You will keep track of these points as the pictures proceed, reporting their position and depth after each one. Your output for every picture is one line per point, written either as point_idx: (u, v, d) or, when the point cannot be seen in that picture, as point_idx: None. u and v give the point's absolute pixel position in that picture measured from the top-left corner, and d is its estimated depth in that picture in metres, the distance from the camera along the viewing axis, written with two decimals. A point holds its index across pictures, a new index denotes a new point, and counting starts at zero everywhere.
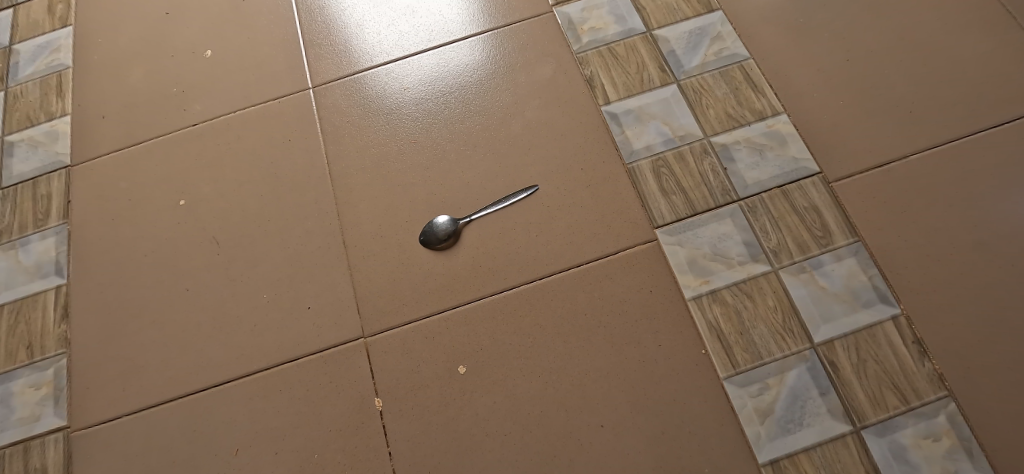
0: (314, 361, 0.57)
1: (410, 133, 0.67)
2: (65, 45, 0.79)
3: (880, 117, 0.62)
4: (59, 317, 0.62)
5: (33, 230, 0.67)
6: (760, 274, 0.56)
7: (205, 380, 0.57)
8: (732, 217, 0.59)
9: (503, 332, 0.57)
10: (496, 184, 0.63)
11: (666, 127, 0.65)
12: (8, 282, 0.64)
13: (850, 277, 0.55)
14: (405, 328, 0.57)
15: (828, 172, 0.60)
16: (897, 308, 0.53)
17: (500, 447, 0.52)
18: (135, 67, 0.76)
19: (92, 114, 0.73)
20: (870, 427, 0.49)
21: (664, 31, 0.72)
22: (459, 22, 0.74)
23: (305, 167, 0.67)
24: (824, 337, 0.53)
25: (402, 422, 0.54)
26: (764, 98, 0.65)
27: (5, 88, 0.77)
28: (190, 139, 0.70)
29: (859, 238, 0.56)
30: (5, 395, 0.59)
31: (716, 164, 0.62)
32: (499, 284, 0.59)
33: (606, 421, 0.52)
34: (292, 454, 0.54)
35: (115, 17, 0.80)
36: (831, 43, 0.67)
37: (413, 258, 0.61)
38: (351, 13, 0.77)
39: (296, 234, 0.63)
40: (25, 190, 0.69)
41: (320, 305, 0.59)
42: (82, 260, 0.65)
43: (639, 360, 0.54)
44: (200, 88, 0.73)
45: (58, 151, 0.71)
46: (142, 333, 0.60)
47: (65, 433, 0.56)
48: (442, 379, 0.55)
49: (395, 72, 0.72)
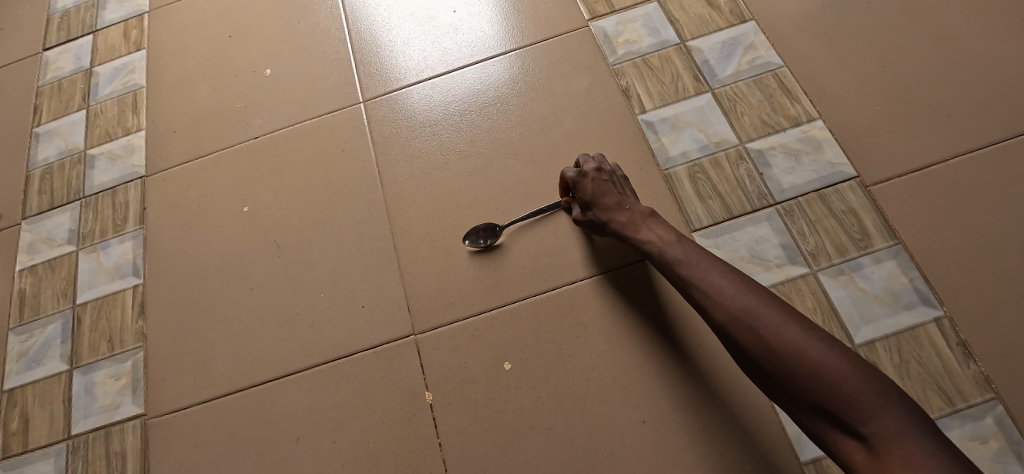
0: (368, 357, 0.60)
1: (455, 142, 0.71)
2: (139, 66, 0.86)
3: (918, 121, 0.62)
4: (137, 314, 0.67)
5: (113, 235, 0.73)
6: (799, 276, 0.57)
7: (267, 374, 0.61)
8: (769, 220, 0.61)
9: (546, 330, 0.59)
10: (537, 190, 0.66)
11: (702, 134, 0.67)
12: (90, 282, 0.70)
13: (890, 279, 0.55)
14: (454, 326, 0.61)
15: (865, 175, 0.61)
16: (940, 310, 0.53)
17: (544, 440, 0.54)
18: (202, 86, 0.82)
19: (165, 130, 0.80)
20: None
21: (697, 41, 0.74)
22: (499, 38, 0.78)
23: (357, 176, 0.71)
24: (865, 338, 0.53)
25: (452, 415, 0.57)
26: (798, 104, 0.67)
27: (87, 107, 0.84)
28: (251, 151, 0.76)
29: (899, 240, 0.57)
30: (88, 385, 0.64)
31: (752, 169, 0.64)
32: (542, 286, 0.61)
33: (649, 417, 0.54)
34: (349, 444, 0.57)
35: (184, 41, 0.87)
36: (866, 50, 0.68)
37: (459, 259, 0.64)
38: (397, 32, 0.81)
39: (350, 237, 0.67)
40: (105, 198, 0.75)
41: (373, 304, 0.63)
42: (157, 262, 0.70)
43: (679, 358, 0.56)
44: (261, 104, 0.79)
45: (134, 163, 0.78)
46: (210, 329, 0.65)
47: (142, 420, 0.61)
48: (488, 374, 0.58)
49: (440, 86, 0.76)
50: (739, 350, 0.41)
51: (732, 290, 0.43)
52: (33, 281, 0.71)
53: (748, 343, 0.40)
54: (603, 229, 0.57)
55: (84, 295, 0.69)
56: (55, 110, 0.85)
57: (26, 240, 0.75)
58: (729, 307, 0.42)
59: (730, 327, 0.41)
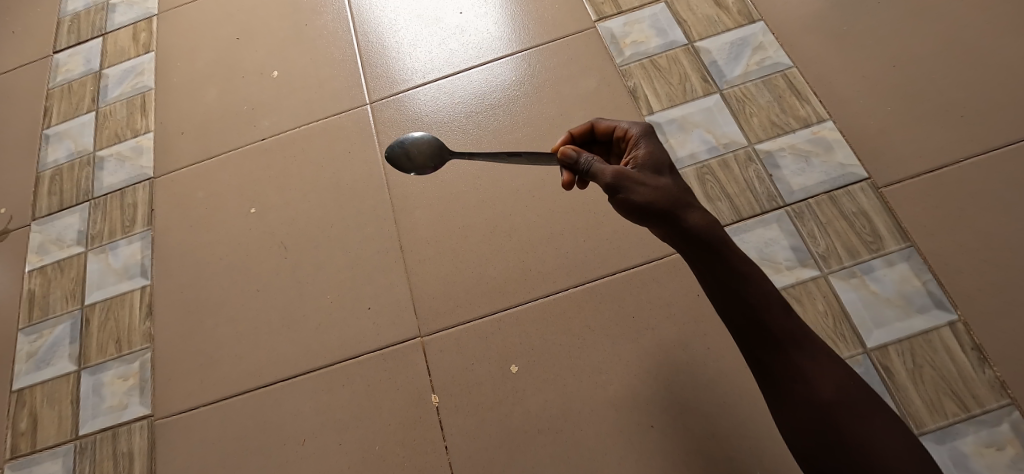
0: (374, 358, 0.60)
1: (461, 144, 0.71)
2: (148, 68, 0.87)
3: (930, 122, 0.62)
4: (144, 315, 0.67)
5: (121, 236, 0.73)
6: (809, 278, 0.56)
7: (273, 375, 0.61)
8: (778, 222, 0.60)
9: (553, 332, 0.59)
10: (544, 192, 0.66)
11: (710, 135, 0.67)
12: (99, 283, 0.70)
13: (902, 282, 0.55)
14: (460, 328, 0.60)
15: (877, 177, 0.60)
16: (954, 314, 0.52)
17: (551, 444, 0.54)
18: (210, 88, 0.83)
19: (174, 132, 0.80)
20: (927, 434, 0.48)
21: (705, 42, 0.74)
22: (506, 40, 0.78)
23: (364, 177, 0.71)
24: (877, 342, 0.52)
25: (458, 418, 0.56)
26: (808, 105, 0.66)
27: (96, 108, 0.85)
28: (258, 152, 0.76)
29: (912, 242, 0.56)
30: (96, 385, 0.64)
31: (761, 170, 0.63)
32: (549, 288, 0.61)
33: (656, 421, 0.53)
34: (355, 446, 0.57)
35: (192, 43, 0.88)
36: (877, 50, 0.67)
37: (465, 261, 0.64)
38: (404, 33, 0.81)
39: (356, 239, 0.67)
40: (113, 199, 0.76)
41: (379, 306, 0.63)
42: (164, 263, 0.70)
43: (687, 362, 0.55)
44: (268, 105, 0.79)
45: (142, 164, 0.78)
46: (217, 330, 0.65)
47: (149, 421, 0.61)
48: (495, 377, 0.58)
49: (446, 88, 0.76)
50: (826, 429, 0.35)
51: (835, 367, 0.38)
52: (43, 281, 0.72)
53: (847, 430, 0.35)
54: (676, 205, 0.41)
55: (93, 295, 0.69)
56: (66, 112, 0.86)
57: (36, 241, 0.75)
58: (841, 384, 0.37)
59: (842, 409, 0.36)
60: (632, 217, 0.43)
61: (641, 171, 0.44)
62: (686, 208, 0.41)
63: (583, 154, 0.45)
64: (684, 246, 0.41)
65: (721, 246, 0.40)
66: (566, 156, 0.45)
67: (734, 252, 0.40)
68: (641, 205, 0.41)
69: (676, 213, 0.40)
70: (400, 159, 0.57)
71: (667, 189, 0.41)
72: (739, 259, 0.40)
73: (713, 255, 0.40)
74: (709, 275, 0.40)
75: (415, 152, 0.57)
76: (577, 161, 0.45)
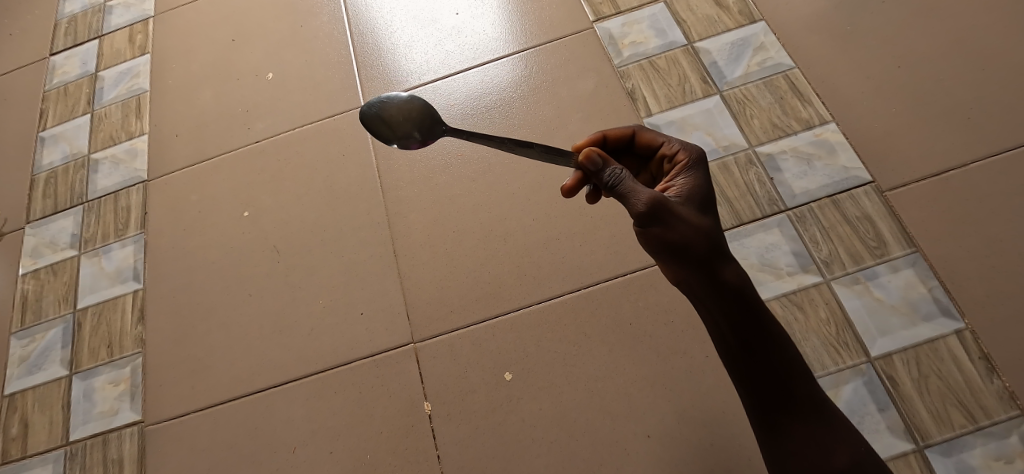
0: (367, 365, 0.59)
1: (456, 146, 0.70)
2: (144, 71, 0.86)
3: (937, 123, 0.60)
4: (136, 319, 0.67)
5: (115, 239, 0.72)
6: (811, 285, 0.55)
7: (265, 381, 0.61)
8: (780, 227, 0.58)
9: (548, 339, 0.57)
10: (540, 195, 0.65)
11: (710, 138, 0.65)
12: (92, 287, 0.70)
13: (907, 289, 0.53)
14: (454, 334, 0.59)
15: (881, 180, 0.58)
16: (961, 322, 0.51)
17: (546, 453, 0.53)
18: (206, 90, 0.82)
19: (168, 134, 0.79)
20: (934, 446, 0.47)
21: (705, 43, 0.72)
22: (502, 41, 0.77)
23: (358, 180, 0.70)
24: (881, 351, 0.51)
25: (451, 427, 0.55)
26: (811, 107, 0.65)
27: (91, 111, 0.84)
28: (252, 155, 0.75)
29: (917, 248, 0.55)
30: (87, 391, 0.63)
31: (762, 174, 0.62)
32: (544, 294, 0.60)
33: (654, 431, 0.52)
34: (347, 454, 0.56)
35: (188, 45, 0.87)
36: (881, 50, 0.66)
37: (459, 266, 0.63)
38: (399, 35, 0.80)
39: (349, 243, 0.66)
40: (108, 203, 0.75)
41: (372, 311, 0.62)
42: (157, 267, 0.70)
43: (686, 370, 0.54)
44: (263, 108, 0.78)
45: (137, 167, 0.77)
46: (209, 335, 0.65)
47: (140, 427, 0.61)
48: (489, 384, 0.56)
49: (442, 90, 0.75)
50: None
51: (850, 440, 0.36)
52: (36, 285, 0.71)
53: None
54: (716, 253, 0.36)
55: (86, 299, 0.69)
56: (61, 115, 0.85)
57: (30, 244, 0.75)
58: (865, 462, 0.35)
59: None
60: (652, 249, 0.37)
61: (680, 202, 0.38)
62: (725, 259, 0.36)
63: (613, 164, 0.38)
64: (714, 298, 0.36)
65: (751, 308, 0.36)
66: (592, 162, 0.37)
67: (766, 313, 0.36)
68: (674, 243, 0.35)
69: (716, 264, 0.36)
70: (383, 112, 0.47)
71: (708, 232, 0.36)
72: (771, 322, 0.36)
73: (747, 314, 0.36)
74: (736, 334, 0.36)
75: (399, 115, 0.48)
76: (604, 172, 0.37)
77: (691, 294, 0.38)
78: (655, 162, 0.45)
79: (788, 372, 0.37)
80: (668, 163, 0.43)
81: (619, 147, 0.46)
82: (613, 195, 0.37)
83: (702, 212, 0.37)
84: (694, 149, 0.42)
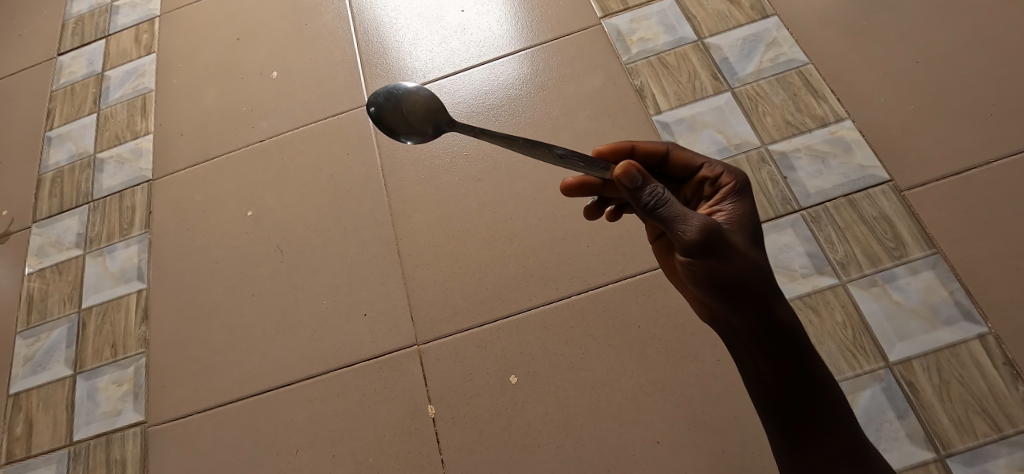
0: (370, 367, 0.58)
1: (461, 145, 0.69)
2: (149, 70, 0.86)
3: (957, 121, 0.58)
4: (140, 319, 0.66)
5: (119, 239, 0.72)
6: (826, 287, 0.53)
7: (267, 382, 0.60)
8: (794, 227, 0.57)
9: (554, 341, 0.56)
10: (546, 194, 0.64)
11: (720, 136, 0.63)
12: (96, 286, 0.69)
13: (928, 291, 0.51)
14: (458, 336, 0.58)
15: (899, 179, 0.57)
16: (984, 326, 0.49)
17: (552, 459, 0.51)
18: (210, 89, 0.82)
19: (172, 134, 0.79)
20: (956, 456, 0.45)
21: (715, 38, 0.71)
22: (508, 38, 0.76)
23: (361, 179, 0.69)
24: (900, 356, 0.49)
25: (455, 430, 0.54)
26: (825, 104, 0.63)
27: (97, 111, 0.84)
28: (255, 154, 0.74)
29: (937, 249, 0.53)
30: (91, 391, 0.63)
31: (775, 172, 0.60)
32: (550, 295, 0.58)
33: (662, 437, 0.51)
34: (349, 457, 0.55)
35: (193, 45, 0.87)
36: (899, 45, 0.64)
37: (463, 266, 0.62)
38: (404, 33, 0.79)
39: (353, 243, 0.66)
40: (113, 202, 0.75)
41: (376, 313, 0.61)
42: (161, 266, 0.69)
43: (696, 375, 0.52)
44: (267, 107, 0.78)
45: (142, 166, 0.77)
46: (212, 336, 0.64)
47: (142, 428, 0.60)
48: (493, 387, 0.55)
49: (447, 88, 0.74)
50: None
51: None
52: (42, 285, 0.71)
53: None
54: (769, 290, 0.34)
55: (90, 299, 0.69)
56: (68, 114, 0.86)
57: (35, 243, 0.75)
58: None
59: None
60: (696, 284, 0.35)
61: (731, 231, 0.35)
62: (779, 298, 0.34)
63: (651, 182, 0.34)
64: (760, 338, 0.34)
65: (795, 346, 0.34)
66: (629, 177, 0.33)
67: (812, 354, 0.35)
68: (729, 278, 0.33)
69: (770, 302, 0.34)
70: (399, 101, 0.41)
71: (761, 266, 0.34)
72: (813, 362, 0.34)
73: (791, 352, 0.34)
74: (779, 374, 0.34)
75: (420, 108, 0.41)
76: (644, 190, 0.33)
77: (732, 333, 0.36)
78: (690, 185, 0.43)
79: (827, 411, 0.35)
80: (710, 186, 0.41)
81: (652, 169, 0.44)
82: (651, 217, 0.34)
83: (753, 242, 0.35)
84: (738, 172, 0.40)
